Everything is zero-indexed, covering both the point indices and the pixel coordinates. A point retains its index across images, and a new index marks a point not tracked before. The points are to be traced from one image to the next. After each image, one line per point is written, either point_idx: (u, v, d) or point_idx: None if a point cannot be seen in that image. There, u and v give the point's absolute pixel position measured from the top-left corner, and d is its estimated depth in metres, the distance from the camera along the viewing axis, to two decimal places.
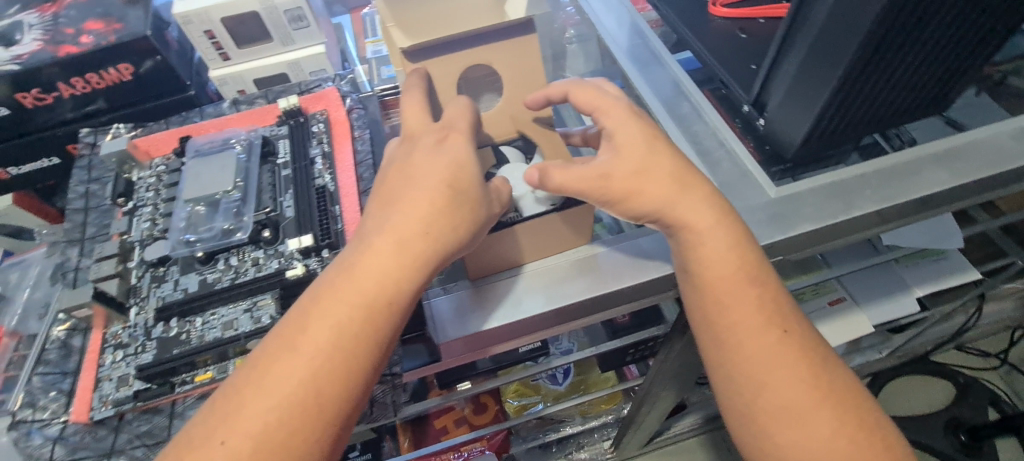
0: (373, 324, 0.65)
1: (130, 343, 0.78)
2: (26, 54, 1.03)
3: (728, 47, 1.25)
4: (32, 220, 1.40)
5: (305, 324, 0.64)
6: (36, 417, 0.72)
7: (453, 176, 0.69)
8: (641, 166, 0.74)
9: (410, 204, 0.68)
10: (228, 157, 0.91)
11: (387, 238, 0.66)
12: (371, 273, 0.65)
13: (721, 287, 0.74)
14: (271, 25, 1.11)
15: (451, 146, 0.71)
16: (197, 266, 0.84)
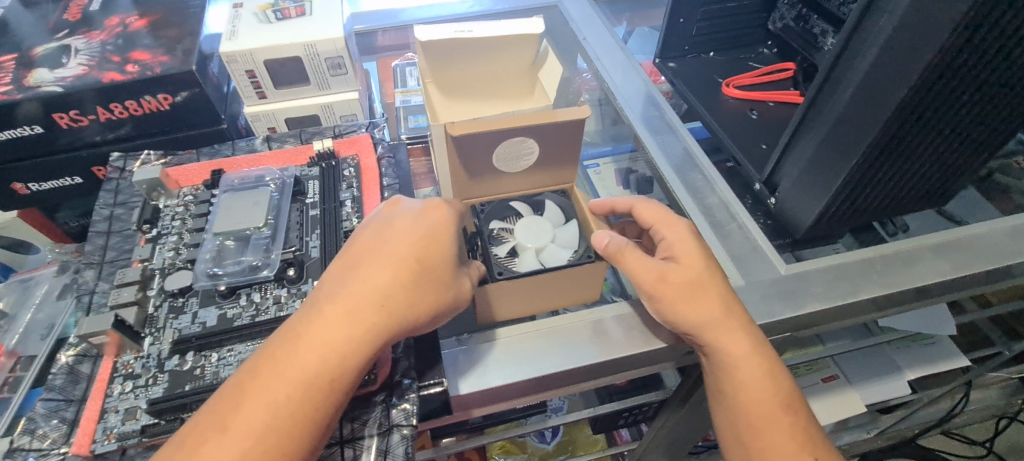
0: (314, 398, 0.65)
1: (141, 375, 0.76)
2: (70, 77, 1.04)
3: (739, 127, 1.33)
4: (37, 236, 1.36)
5: (242, 397, 0.65)
6: (34, 446, 0.69)
7: (416, 249, 0.73)
8: (698, 277, 0.82)
9: (368, 277, 0.71)
10: (259, 194, 0.92)
11: (341, 309, 0.69)
12: (318, 344, 0.67)
13: (757, 408, 0.82)
14: (311, 71, 1.15)
15: (420, 219, 0.77)
16: (217, 300, 0.83)
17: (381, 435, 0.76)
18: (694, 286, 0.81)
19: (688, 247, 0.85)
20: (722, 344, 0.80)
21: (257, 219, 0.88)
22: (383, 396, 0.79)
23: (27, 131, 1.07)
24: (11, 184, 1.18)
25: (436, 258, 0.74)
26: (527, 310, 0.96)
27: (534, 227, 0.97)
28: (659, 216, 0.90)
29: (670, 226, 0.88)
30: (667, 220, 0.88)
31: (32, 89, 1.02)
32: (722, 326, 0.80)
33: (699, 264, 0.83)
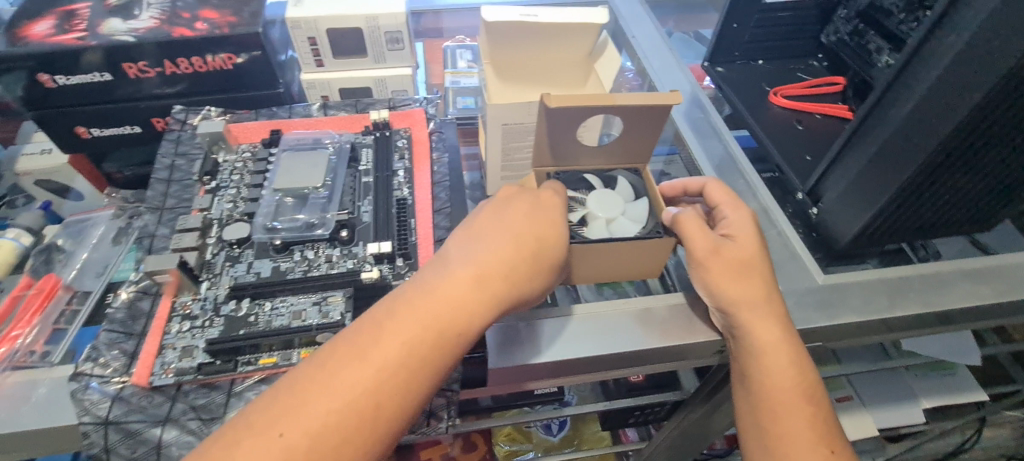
0: (442, 349, 0.69)
1: (198, 316, 0.79)
2: (142, 29, 1.08)
3: (784, 136, 1.33)
4: (84, 184, 1.34)
5: (366, 348, 0.66)
6: (98, 372, 0.73)
7: (537, 230, 0.78)
8: (744, 257, 0.86)
9: (496, 244, 0.75)
10: (319, 155, 0.96)
11: (464, 276, 0.72)
12: (442, 307, 0.70)
13: (779, 393, 0.82)
14: (370, 44, 1.18)
15: (540, 201, 0.81)
16: (272, 253, 0.87)
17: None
18: (739, 264, 0.85)
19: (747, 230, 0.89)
20: (756, 322, 0.82)
21: (315, 179, 0.92)
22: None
23: (96, 78, 1.10)
24: (74, 128, 1.19)
25: (551, 239, 0.78)
26: (591, 278, 1.00)
27: (605, 201, 1.02)
28: (727, 202, 0.93)
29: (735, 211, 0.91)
30: (736, 205, 0.91)
31: (105, 37, 1.05)
32: (758, 306, 0.83)
33: (750, 246, 0.87)
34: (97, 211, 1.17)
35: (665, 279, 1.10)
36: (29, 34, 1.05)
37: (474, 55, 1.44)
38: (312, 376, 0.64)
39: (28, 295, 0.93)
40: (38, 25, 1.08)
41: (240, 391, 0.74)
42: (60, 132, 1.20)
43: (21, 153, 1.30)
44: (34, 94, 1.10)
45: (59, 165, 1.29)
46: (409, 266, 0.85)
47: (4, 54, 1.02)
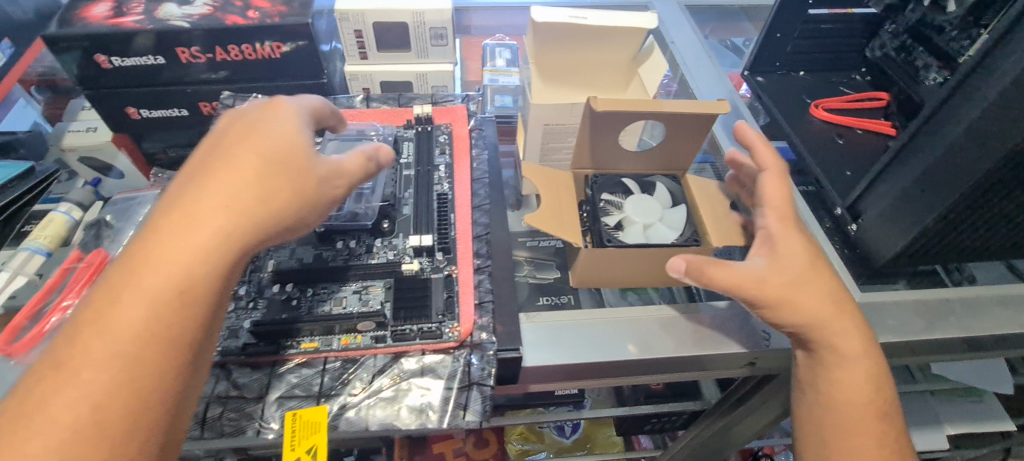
0: (172, 309, 0.60)
1: (243, 298, 0.81)
2: (196, 15, 1.10)
3: (823, 151, 1.31)
4: (126, 162, 1.38)
5: (116, 300, 0.58)
6: None
7: (273, 155, 0.68)
8: (806, 274, 0.82)
9: (226, 176, 0.65)
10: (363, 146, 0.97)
11: (211, 208, 0.63)
12: (182, 248, 0.61)
13: (851, 411, 0.82)
14: (414, 38, 1.19)
15: (275, 118, 0.71)
16: (314, 240, 0.88)
17: (463, 388, 0.75)
18: (807, 282, 0.80)
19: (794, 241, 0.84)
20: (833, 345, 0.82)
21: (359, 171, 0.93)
22: (465, 352, 0.78)
23: (149, 61, 1.13)
24: (125, 108, 1.22)
25: (294, 160, 0.68)
26: (623, 279, 1.02)
27: (642, 206, 1.02)
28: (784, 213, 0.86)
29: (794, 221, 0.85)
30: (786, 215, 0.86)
31: (161, 21, 1.08)
32: (837, 326, 0.81)
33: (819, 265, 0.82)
34: (145, 187, 1.15)
35: (691, 288, 1.09)
36: (89, 15, 1.09)
37: (513, 54, 1.44)
38: (68, 338, 0.57)
39: (81, 267, 0.97)
40: (97, 7, 1.11)
41: (281, 372, 0.75)
42: (111, 112, 1.23)
43: (68, 129, 1.36)
44: (90, 73, 1.14)
45: (101, 142, 1.32)
46: (448, 260, 0.86)
47: (66, 33, 1.05)
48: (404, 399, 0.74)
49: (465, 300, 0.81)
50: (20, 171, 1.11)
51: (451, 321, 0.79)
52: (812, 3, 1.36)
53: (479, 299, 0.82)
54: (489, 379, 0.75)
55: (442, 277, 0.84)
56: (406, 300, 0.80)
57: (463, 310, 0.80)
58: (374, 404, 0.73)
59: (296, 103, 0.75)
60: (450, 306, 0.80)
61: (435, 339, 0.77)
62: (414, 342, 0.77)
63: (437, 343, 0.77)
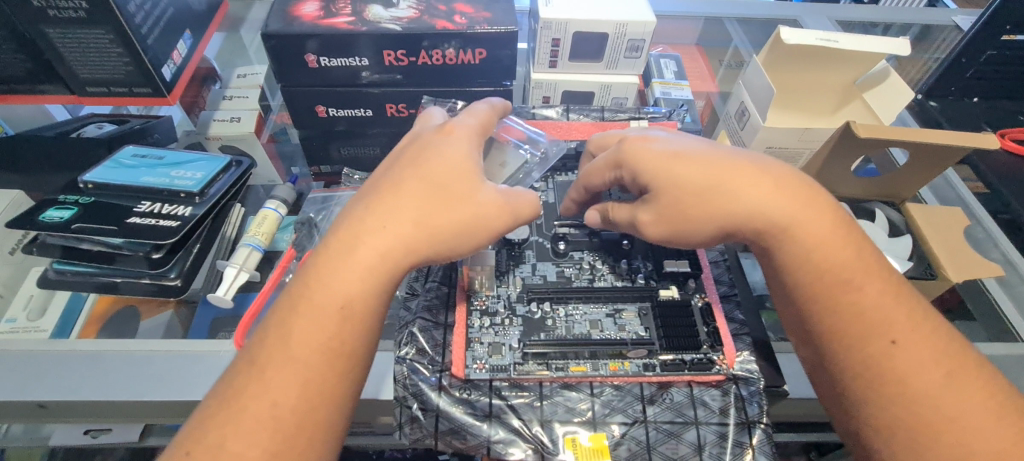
0: (348, 324, 0.68)
1: (496, 313, 0.83)
2: (405, 18, 1.10)
3: (1020, 185, 1.25)
4: (262, 154, 1.37)
5: (306, 309, 0.68)
6: (421, 359, 0.79)
7: (441, 176, 0.75)
8: (842, 264, 0.70)
9: (397, 201, 0.73)
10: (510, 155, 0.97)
11: (379, 228, 0.71)
12: (356, 266, 0.69)
13: (929, 397, 0.64)
14: (610, 49, 1.16)
15: (448, 143, 0.78)
16: (552, 257, 0.89)
17: (741, 425, 0.75)
18: (683, 226, 0.74)
19: (757, 184, 0.72)
20: (859, 323, 0.68)
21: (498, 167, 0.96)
22: (733, 386, 0.77)
23: (354, 62, 1.13)
24: (315, 106, 1.23)
25: (457, 183, 0.75)
26: None
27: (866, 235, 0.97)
28: (675, 171, 0.72)
29: (634, 153, 0.75)
30: (712, 165, 0.72)
31: (373, 23, 1.09)
32: (855, 298, 0.68)
33: (829, 240, 0.70)
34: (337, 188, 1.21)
35: None
36: (302, 14, 1.10)
37: (679, 66, 1.40)
38: (276, 327, 0.68)
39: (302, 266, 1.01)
40: (306, 6, 1.12)
41: (551, 394, 0.77)
42: (301, 108, 1.23)
43: (212, 118, 1.37)
44: (291, 70, 1.14)
45: (245, 133, 1.33)
46: (698, 287, 0.85)
47: (285, 32, 1.07)
48: (684, 432, 0.74)
49: (724, 332, 0.81)
50: (222, 165, 1.09)
51: (716, 352, 0.79)
52: (1007, 29, 1.32)
53: (735, 330, 0.82)
54: (765, 417, 0.75)
55: (699, 306, 0.83)
56: (673, 328, 0.80)
57: (726, 341, 0.79)
58: (655, 435, 0.74)
59: (470, 125, 0.82)
60: (714, 335, 0.80)
61: (704, 370, 0.77)
62: (684, 373, 0.77)
63: (708, 375, 0.77)
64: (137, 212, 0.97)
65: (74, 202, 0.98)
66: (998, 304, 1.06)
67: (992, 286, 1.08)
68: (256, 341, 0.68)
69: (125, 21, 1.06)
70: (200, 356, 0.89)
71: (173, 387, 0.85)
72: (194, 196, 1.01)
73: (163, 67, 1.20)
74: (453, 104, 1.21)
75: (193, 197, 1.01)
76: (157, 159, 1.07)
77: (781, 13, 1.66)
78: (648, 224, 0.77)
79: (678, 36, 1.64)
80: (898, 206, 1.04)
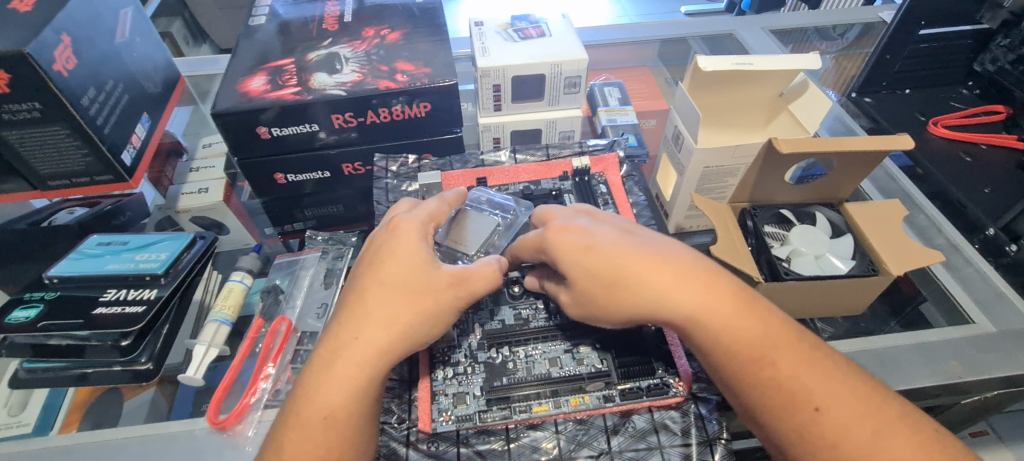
0: (343, 434, 0.73)
1: (459, 363, 0.87)
2: (349, 82, 1.15)
3: (955, 169, 1.31)
4: (234, 220, 1.39)
5: (300, 425, 0.73)
6: (389, 419, 0.82)
7: (402, 276, 0.79)
8: (755, 337, 0.73)
9: (364, 312, 0.78)
10: (488, 222, 1.02)
11: (354, 339, 0.76)
12: (338, 379, 0.74)
13: (857, 447, 0.66)
14: (549, 88, 1.22)
15: (399, 241, 0.82)
16: (509, 301, 0.93)
17: (703, 444, 0.77)
18: (604, 317, 0.79)
19: (666, 270, 0.75)
20: (780, 393, 0.70)
21: (477, 225, 1.01)
22: (693, 406, 0.81)
23: (305, 129, 1.17)
24: (273, 174, 1.27)
25: (417, 279, 0.79)
26: (789, 311, 1.04)
27: (807, 238, 1.02)
28: (587, 268, 0.77)
29: (552, 243, 0.80)
30: (617, 256, 0.76)
31: (319, 91, 1.13)
32: (768, 369, 0.71)
33: (735, 317, 0.73)
34: (303, 250, 1.24)
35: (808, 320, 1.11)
36: (249, 90, 1.14)
37: (622, 92, 1.45)
38: (274, 450, 0.73)
39: (270, 334, 1.03)
40: (254, 81, 1.16)
41: (516, 436, 0.80)
42: (261, 177, 1.27)
43: (180, 192, 1.40)
44: (245, 143, 1.18)
45: (214, 203, 1.35)
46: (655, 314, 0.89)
47: (235, 109, 1.11)
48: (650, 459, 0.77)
49: (677, 353, 0.84)
50: (186, 242, 1.11)
51: (672, 375, 0.83)
52: (923, 24, 1.39)
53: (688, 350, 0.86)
54: (725, 433, 0.78)
55: (653, 331, 0.87)
56: (628, 357, 0.84)
57: (680, 361, 0.83)
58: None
59: (417, 216, 0.86)
60: (667, 358, 0.84)
61: (660, 394, 0.80)
62: (643, 399, 0.80)
63: (666, 399, 0.81)
64: (103, 301, 0.99)
65: (40, 299, 1.00)
66: (949, 290, 1.10)
67: (938, 269, 1.12)
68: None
69: (79, 115, 1.09)
70: (176, 437, 0.91)
71: None
72: (159, 278, 1.04)
73: (123, 153, 1.23)
74: (406, 157, 1.26)
75: (159, 279, 1.03)
76: (122, 245, 1.10)
77: (716, 28, 1.74)
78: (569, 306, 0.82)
79: (621, 60, 1.70)
80: (838, 207, 1.09)
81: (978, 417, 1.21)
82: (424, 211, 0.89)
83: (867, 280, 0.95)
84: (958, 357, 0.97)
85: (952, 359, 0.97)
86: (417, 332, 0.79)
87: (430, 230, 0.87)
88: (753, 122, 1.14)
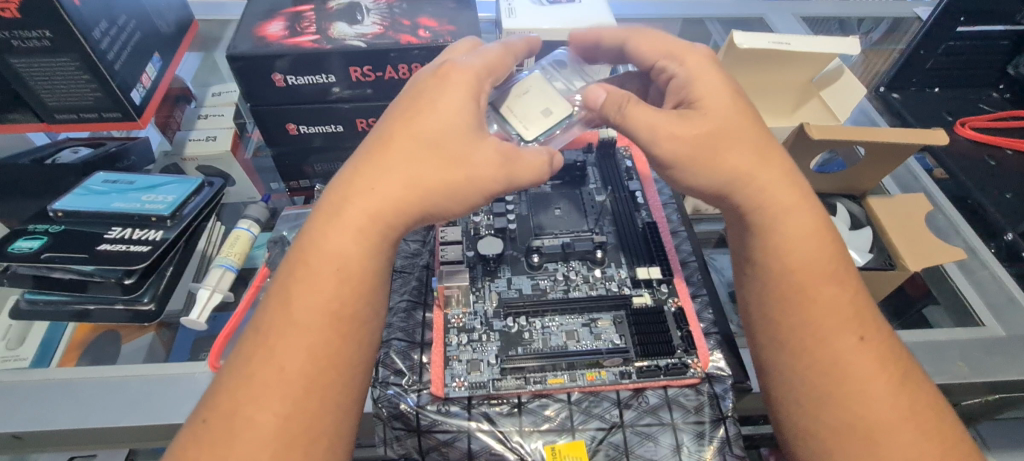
0: (356, 285, 0.74)
1: (473, 330, 0.84)
2: (369, 35, 1.12)
3: (980, 172, 1.28)
4: (240, 172, 1.36)
5: (315, 269, 0.74)
6: (397, 382, 0.80)
7: (440, 133, 0.78)
8: (841, 303, 0.78)
9: (392, 166, 0.77)
10: (559, 103, 0.93)
11: (378, 189, 0.76)
12: (358, 227, 0.75)
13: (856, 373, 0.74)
14: None
15: (438, 94, 0.80)
16: (528, 270, 0.90)
17: (715, 422, 0.78)
18: (703, 161, 0.81)
19: (788, 179, 0.83)
20: (812, 308, 0.78)
21: (546, 115, 0.92)
22: (708, 385, 0.80)
23: (321, 79, 1.14)
24: (285, 125, 1.23)
25: (453, 139, 0.78)
26: None
27: None
28: (725, 107, 0.82)
29: (702, 85, 0.83)
30: (738, 111, 0.83)
31: (337, 41, 1.10)
32: (821, 338, 0.77)
33: (826, 250, 0.81)
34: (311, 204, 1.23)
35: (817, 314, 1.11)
36: (266, 35, 1.11)
37: None
38: (285, 292, 0.73)
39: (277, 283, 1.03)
40: (272, 25, 1.13)
41: (527, 405, 0.78)
42: (272, 127, 1.24)
43: (188, 138, 1.36)
44: (260, 90, 1.15)
45: (222, 152, 1.32)
46: (674, 295, 0.87)
47: (251, 53, 1.07)
48: (661, 436, 0.76)
49: (697, 336, 0.83)
50: (194, 186, 1.09)
51: (691, 356, 0.81)
52: (962, 20, 1.35)
53: (705, 330, 0.84)
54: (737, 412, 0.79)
55: (674, 311, 0.85)
56: (649, 335, 0.81)
57: (700, 342, 0.82)
58: (631, 439, 0.76)
59: (465, 72, 0.83)
60: (688, 339, 0.82)
61: (676, 374, 0.79)
62: (660, 378, 0.79)
63: (682, 379, 0.79)
64: (108, 238, 0.98)
65: (44, 231, 0.98)
66: (963, 292, 1.08)
67: (952, 270, 1.11)
68: (269, 303, 0.74)
69: (91, 46, 1.06)
70: (174, 379, 0.90)
71: (146, 412, 0.86)
72: (166, 220, 1.02)
73: (132, 91, 1.20)
74: None
75: (164, 220, 1.02)
76: (128, 184, 1.08)
77: (746, 12, 1.69)
78: (667, 141, 0.81)
79: None
80: (860, 201, 1.06)
81: (974, 421, 1.21)
82: (488, 64, 0.85)
83: (884, 274, 0.94)
84: (966, 359, 0.96)
85: (959, 360, 0.96)
86: (443, 195, 0.79)
87: (482, 89, 0.84)
88: (782, 106, 1.11)
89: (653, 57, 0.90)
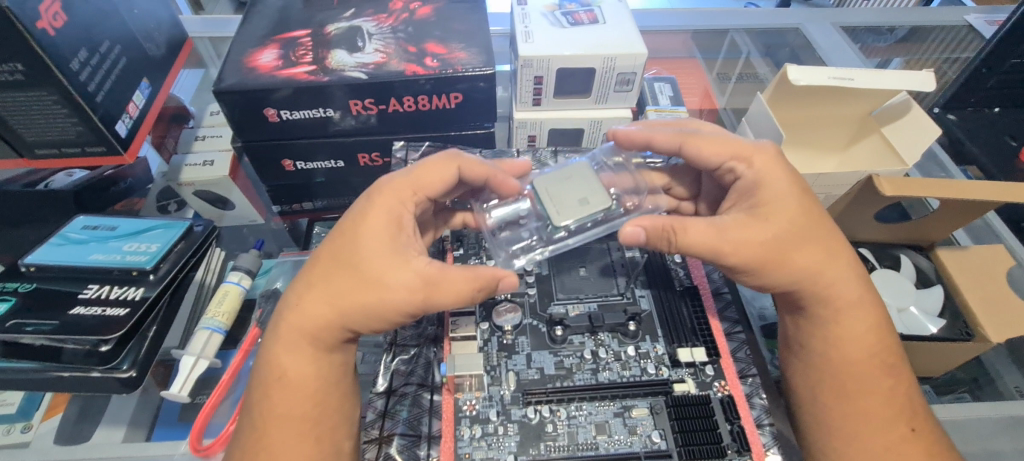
0: (303, 403, 0.72)
1: (489, 420, 0.74)
2: (371, 64, 1.01)
3: None
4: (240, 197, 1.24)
5: (269, 393, 0.72)
6: None
7: (359, 253, 0.73)
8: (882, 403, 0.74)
9: (318, 288, 0.73)
10: (599, 193, 0.81)
11: (306, 313, 0.73)
12: (293, 350, 0.72)
13: None
14: (598, 84, 1.07)
15: (364, 212, 0.75)
16: (550, 344, 0.80)
17: None
18: (774, 266, 0.74)
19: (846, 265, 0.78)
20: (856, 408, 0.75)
21: (584, 206, 0.80)
22: None
23: (319, 113, 1.03)
24: (282, 161, 1.13)
25: (373, 261, 0.72)
26: None
27: (891, 288, 0.89)
28: (799, 214, 0.75)
29: (767, 184, 0.76)
30: (800, 211, 0.75)
31: (337, 72, 0.99)
32: None
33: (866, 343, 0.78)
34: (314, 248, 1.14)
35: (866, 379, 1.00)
36: (259, 65, 1.00)
37: (675, 89, 1.24)
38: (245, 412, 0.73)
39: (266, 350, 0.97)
40: (265, 54, 1.02)
41: None
42: (268, 163, 1.13)
43: (184, 163, 1.22)
44: (253, 126, 1.04)
45: (219, 178, 1.19)
46: (717, 380, 0.77)
47: (242, 87, 0.97)
48: None
49: (748, 427, 0.72)
50: (182, 232, 0.99)
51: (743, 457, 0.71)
52: None
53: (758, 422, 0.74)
54: None
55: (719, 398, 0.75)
56: (694, 435, 0.71)
57: (753, 437, 0.71)
58: None
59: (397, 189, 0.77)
60: (740, 436, 0.71)
61: None
62: None
63: None
64: (83, 298, 0.89)
65: (13, 291, 0.89)
66: None
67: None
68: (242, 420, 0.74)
69: (69, 80, 0.95)
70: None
71: None
72: (148, 274, 0.92)
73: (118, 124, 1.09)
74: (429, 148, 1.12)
75: (146, 275, 0.92)
76: (109, 231, 0.99)
77: (782, 21, 1.55)
78: (734, 253, 0.73)
79: (670, 49, 1.50)
80: (926, 252, 0.95)
81: None
82: (425, 176, 0.78)
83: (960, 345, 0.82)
84: None
85: None
86: (367, 318, 0.72)
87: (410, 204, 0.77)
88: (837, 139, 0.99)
89: (715, 161, 0.80)
